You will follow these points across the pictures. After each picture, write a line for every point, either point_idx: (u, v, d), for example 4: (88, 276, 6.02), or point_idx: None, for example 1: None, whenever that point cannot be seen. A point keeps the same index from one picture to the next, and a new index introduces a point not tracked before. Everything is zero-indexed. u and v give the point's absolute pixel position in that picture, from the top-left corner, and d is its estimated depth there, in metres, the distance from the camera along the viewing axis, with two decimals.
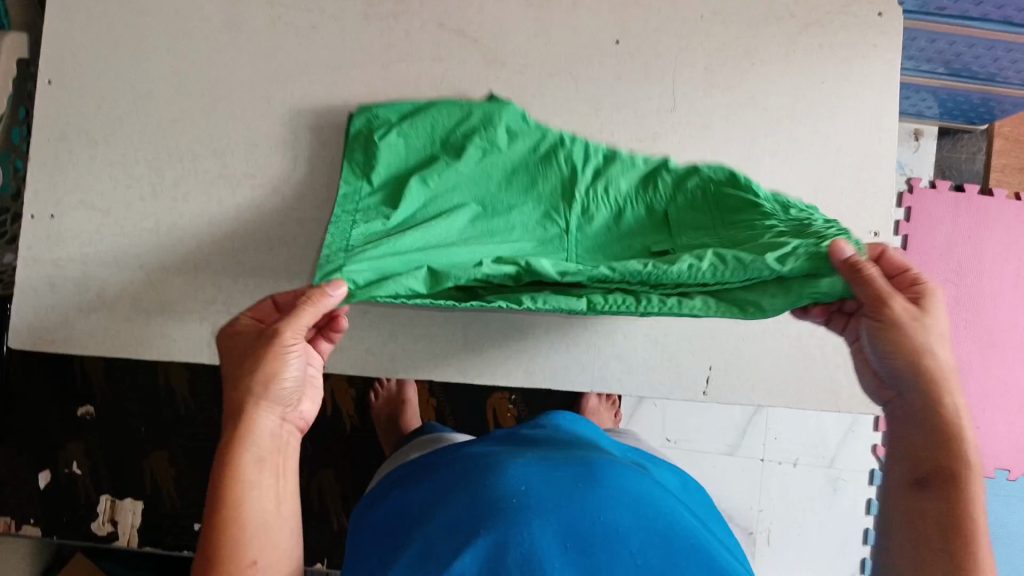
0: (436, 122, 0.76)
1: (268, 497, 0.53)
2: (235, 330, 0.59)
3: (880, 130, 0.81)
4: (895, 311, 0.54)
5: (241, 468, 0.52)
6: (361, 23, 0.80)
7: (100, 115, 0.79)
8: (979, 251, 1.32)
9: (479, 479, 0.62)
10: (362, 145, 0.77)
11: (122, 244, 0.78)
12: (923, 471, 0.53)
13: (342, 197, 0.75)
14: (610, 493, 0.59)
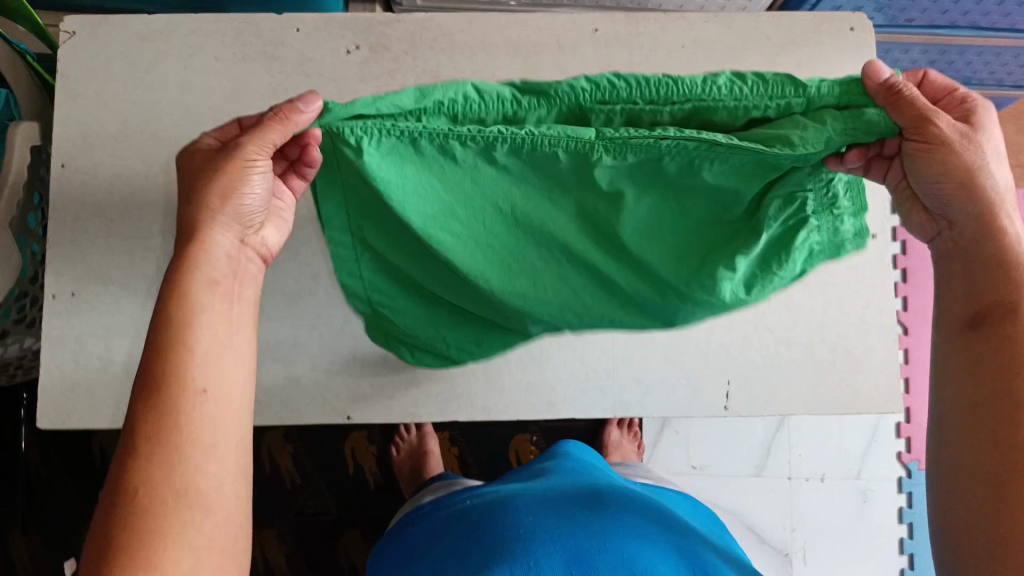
0: None
1: (224, 324, 0.51)
2: (194, 149, 0.56)
3: None
4: (942, 128, 0.49)
5: (194, 273, 0.51)
6: (359, 82, 0.83)
7: (114, 194, 0.81)
8: None
9: (500, 518, 0.76)
10: None
11: (144, 315, 0.80)
12: (980, 313, 0.52)
13: None
14: (609, 518, 0.75)
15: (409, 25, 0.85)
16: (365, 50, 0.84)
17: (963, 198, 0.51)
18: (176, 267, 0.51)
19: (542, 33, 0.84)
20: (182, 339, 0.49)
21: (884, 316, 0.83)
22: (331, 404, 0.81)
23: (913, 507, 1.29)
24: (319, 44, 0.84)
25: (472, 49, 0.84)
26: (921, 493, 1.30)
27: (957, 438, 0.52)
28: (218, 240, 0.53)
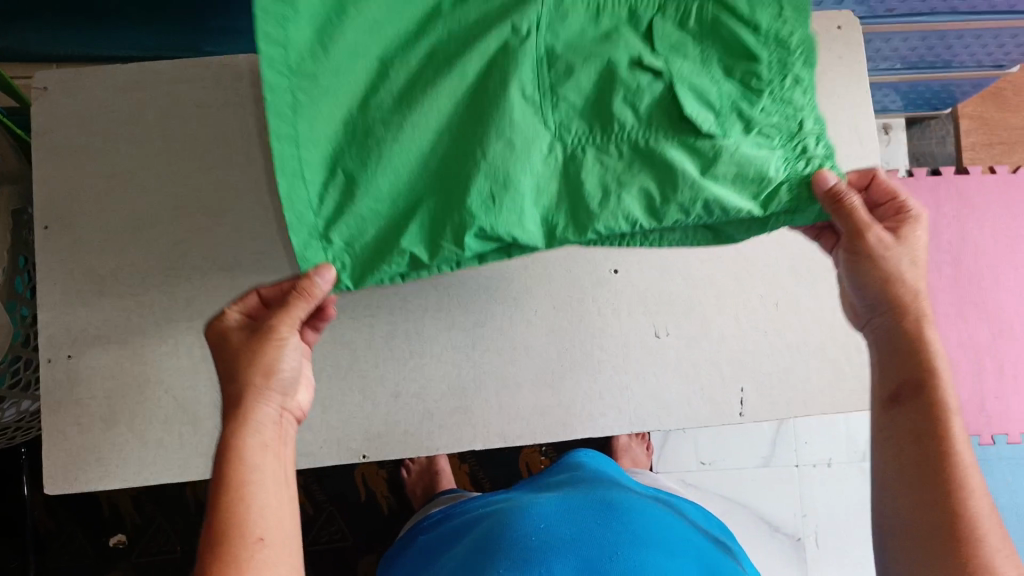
0: None
1: (280, 478, 0.52)
2: (222, 323, 0.58)
3: (862, 137, 0.83)
4: (870, 241, 0.58)
5: (246, 438, 0.52)
6: None
7: (104, 251, 0.79)
8: (966, 229, 1.34)
9: (510, 520, 0.71)
10: None
11: (145, 372, 0.78)
12: (901, 394, 0.56)
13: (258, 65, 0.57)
14: (624, 524, 0.70)
15: None
16: None
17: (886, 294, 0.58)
18: (232, 435, 0.52)
19: None
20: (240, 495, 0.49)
21: None
22: (345, 446, 0.79)
23: None
24: None
25: None
26: None
27: (894, 480, 0.54)
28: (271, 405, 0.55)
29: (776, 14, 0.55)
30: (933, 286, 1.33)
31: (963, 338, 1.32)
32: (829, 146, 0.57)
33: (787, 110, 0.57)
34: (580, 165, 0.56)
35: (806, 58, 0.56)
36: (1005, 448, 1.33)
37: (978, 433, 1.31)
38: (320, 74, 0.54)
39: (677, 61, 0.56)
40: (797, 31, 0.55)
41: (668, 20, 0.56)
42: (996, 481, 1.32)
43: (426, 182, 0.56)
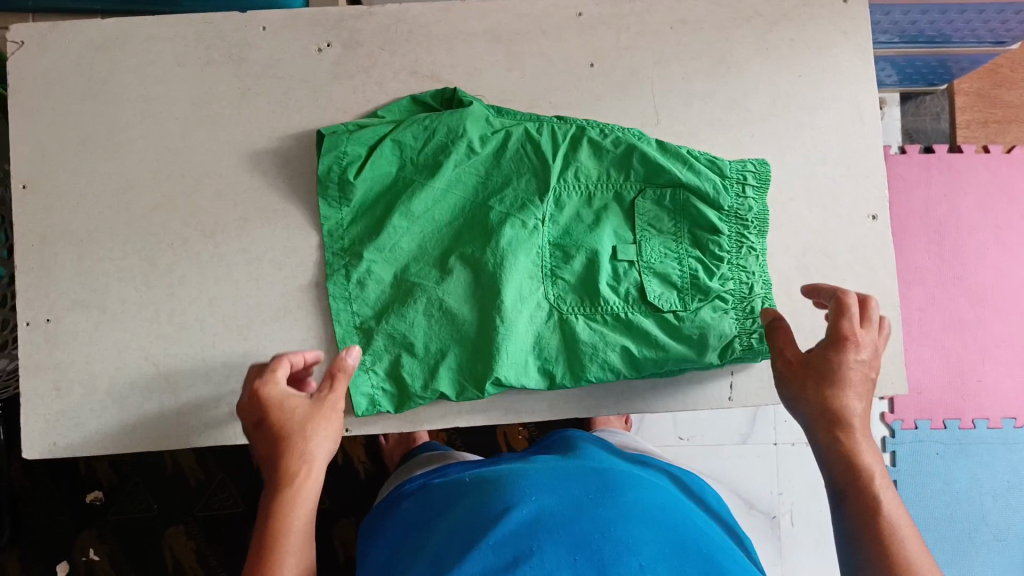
0: (403, 143, 0.76)
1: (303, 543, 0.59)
2: (275, 380, 0.63)
3: (862, 116, 0.82)
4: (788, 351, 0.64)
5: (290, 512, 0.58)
6: (335, 81, 0.79)
7: (82, 212, 0.77)
8: (957, 208, 1.34)
9: (502, 491, 0.69)
10: (339, 182, 0.76)
11: (124, 338, 0.76)
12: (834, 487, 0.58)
13: (326, 233, 0.77)
14: (618, 501, 0.67)
15: (381, 15, 0.80)
16: (339, 46, 0.80)
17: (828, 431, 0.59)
18: (279, 506, 0.58)
19: (523, 20, 0.81)
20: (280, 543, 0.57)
21: (888, 299, 0.81)
22: None
23: (897, 465, 1.32)
24: (286, 42, 0.79)
25: (449, 40, 0.80)
26: (907, 452, 1.33)
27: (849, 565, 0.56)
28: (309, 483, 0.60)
29: (739, 192, 0.76)
30: (920, 265, 1.33)
31: (948, 318, 1.32)
32: (772, 304, 0.76)
33: (743, 274, 0.76)
34: (574, 326, 0.76)
35: (760, 231, 0.76)
36: (986, 431, 1.33)
37: (958, 415, 1.32)
38: (400, 250, 0.76)
39: (649, 236, 0.77)
40: (752, 211, 0.75)
41: (647, 200, 0.77)
42: (974, 461, 1.33)
43: (464, 326, 0.75)
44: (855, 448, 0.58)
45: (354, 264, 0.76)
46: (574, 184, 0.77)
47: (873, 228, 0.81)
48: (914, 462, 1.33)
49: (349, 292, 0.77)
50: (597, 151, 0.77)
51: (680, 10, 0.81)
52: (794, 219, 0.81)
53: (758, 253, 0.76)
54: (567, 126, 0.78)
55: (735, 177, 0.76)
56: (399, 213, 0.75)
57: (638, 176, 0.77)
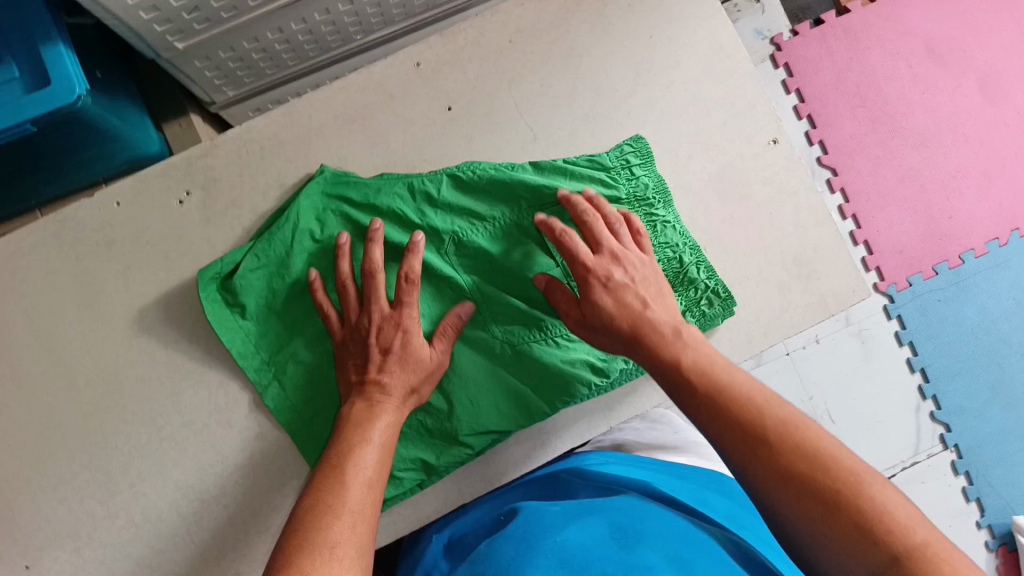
0: (278, 248, 0.74)
1: (377, 458, 0.63)
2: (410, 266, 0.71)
3: (727, 51, 0.80)
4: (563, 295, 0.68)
5: (368, 433, 0.64)
6: (207, 226, 0.77)
7: (20, 449, 0.75)
8: (865, 66, 1.33)
9: (529, 536, 0.60)
10: (234, 301, 0.74)
11: (109, 555, 0.74)
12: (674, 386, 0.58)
13: (238, 357, 0.74)
14: (640, 549, 0.55)
15: (227, 143, 0.78)
16: (198, 191, 0.77)
17: (652, 351, 0.61)
18: (367, 397, 0.67)
19: (365, 91, 0.78)
20: (364, 420, 0.65)
21: (821, 214, 0.79)
22: None
23: (907, 327, 1.27)
24: (145, 207, 0.77)
25: (305, 139, 0.78)
26: (911, 311, 1.27)
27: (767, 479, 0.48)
28: (387, 404, 0.67)
29: (629, 175, 0.75)
30: (854, 135, 1.31)
31: (898, 173, 1.31)
32: (707, 264, 0.74)
33: (669, 249, 0.74)
34: (532, 357, 0.73)
35: (663, 201, 0.75)
36: (978, 261, 1.30)
37: (944, 258, 1.29)
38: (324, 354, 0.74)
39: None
40: (648, 188, 0.74)
41: None
42: (977, 295, 1.29)
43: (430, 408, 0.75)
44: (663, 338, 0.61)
45: (282, 376, 0.74)
46: (472, 227, 0.75)
47: (776, 152, 0.79)
48: (921, 318, 1.27)
49: (288, 404, 0.74)
50: (481, 188, 0.75)
51: (513, 20, 0.79)
52: (705, 173, 0.79)
53: (672, 224, 0.74)
54: (437, 177, 0.75)
55: (619, 163, 0.75)
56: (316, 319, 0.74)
57: (530, 198, 0.74)
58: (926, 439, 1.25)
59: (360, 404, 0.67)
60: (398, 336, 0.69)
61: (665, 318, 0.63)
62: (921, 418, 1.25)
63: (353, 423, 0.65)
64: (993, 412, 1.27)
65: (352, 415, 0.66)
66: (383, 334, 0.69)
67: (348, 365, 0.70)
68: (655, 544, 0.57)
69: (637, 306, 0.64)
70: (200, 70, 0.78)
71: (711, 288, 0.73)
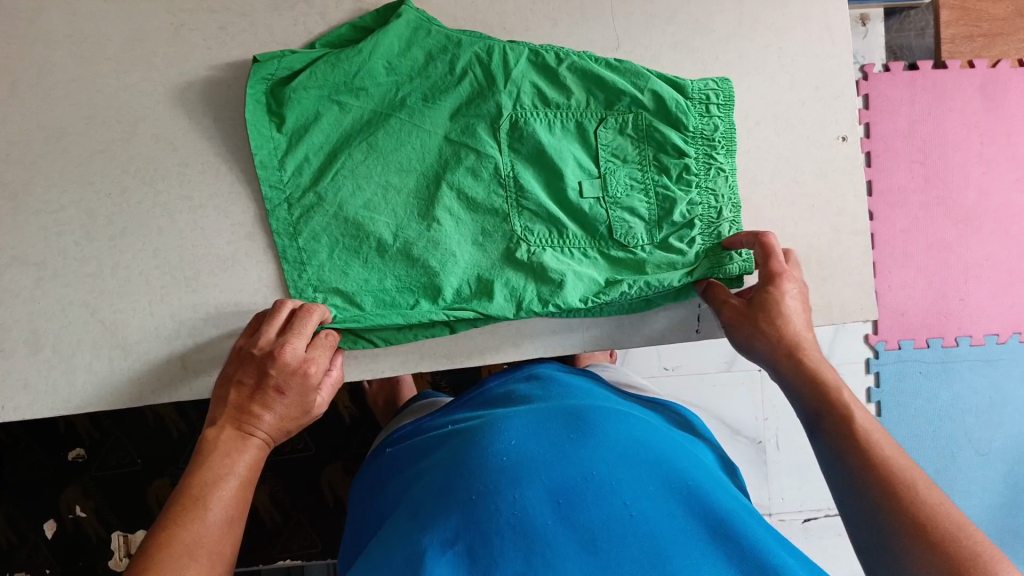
0: (336, 66, 0.72)
1: (237, 501, 0.54)
2: (307, 325, 0.62)
3: (833, 35, 0.77)
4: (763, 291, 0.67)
5: (233, 466, 0.55)
6: (272, 13, 0.75)
7: (12, 162, 0.72)
8: (941, 127, 1.26)
9: (481, 435, 0.63)
10: (275, 104, 0.72)
11: (67, 295, 0.72)
12: (817, 410, 0.60)
13: (259, 164, 0.72)
14: (598, 436, 0.61)
15: None
16: None
17: (805, 375, 0.62)
18: (233, 430, 0.57)
19: None
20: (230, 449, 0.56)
21: (859, 225, 0.78)
22: None
23: (881, 386, 1.28)
24: None
25: None
26: (889, 374, 1.28)
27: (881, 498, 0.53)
28: (255, 442, 0.58)
29: (704, 111, 0.72)
30: (903, 186, 1.26)
31: (931, 239, 1.27)
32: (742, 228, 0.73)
33: (712, 197, 0.73)
34: (541, 258, 0.72)
35: (727, 150, 0.73)
36: (970, 349, 1.29)
37: (941, 334, 1.28)
38: (345, 189, 0.72)
39: (614, 167, 0.73)
40: (718, 129, 0.72)
41: (609, 129, 0.73)
42: (955, 381, 1.29)
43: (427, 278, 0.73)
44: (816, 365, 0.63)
45: (297, 196, 0.72)
46: (532, 113, 0.73)
47: (843, 149, 0.77)
48: (897, 383, 1.28)
49: (294, 225, 0.73)
50: (549, 76, 0.73)
51: None
52: (766, 144, 0.77)
53: (727, 173, 0.73)
54: (519, 49, 0.73)
55: (699, 96, 0.73)
56: (350, 152, 0.72)
57: (599, 104, 0.73)
58: None
59: (226, 433, 0.57)
60: (292, 386, 0.59)
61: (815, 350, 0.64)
62: None
63: (211, 453, 0.56)
64: None
65: (216, 443, 0.56)
66: (288, 373, 0.59)
67: (230, 379, 0.60)
68: (599, 514, 0.54)
69: (797, 334, 0.65)
70: None
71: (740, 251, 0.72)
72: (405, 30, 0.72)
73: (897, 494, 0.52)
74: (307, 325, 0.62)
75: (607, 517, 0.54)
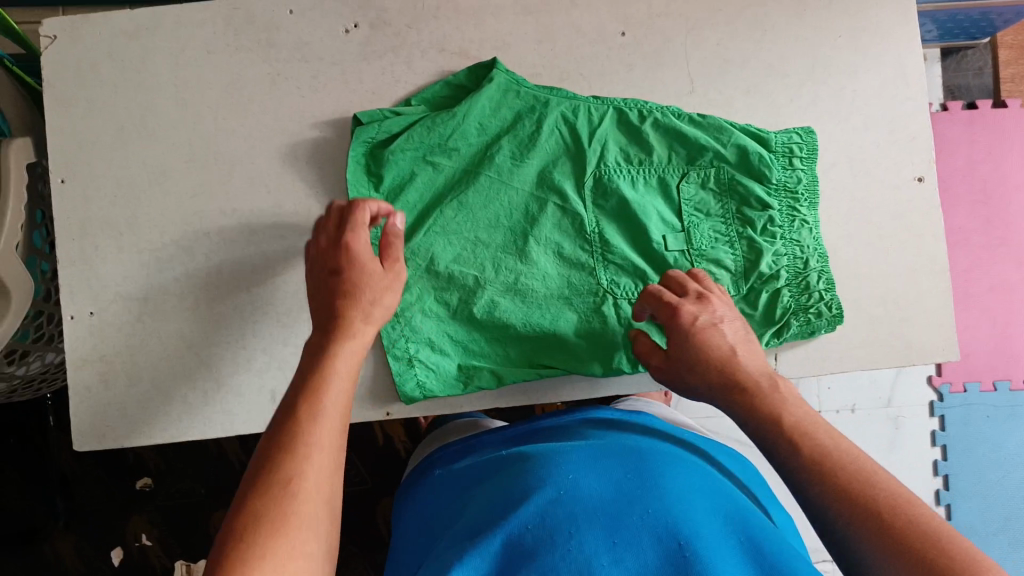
0: (432, 127, 0.76)
1: (343, 403, 0.56)
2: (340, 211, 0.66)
3: (906, 78, 0.79)
4: (688, 321, 0.66)
5: (332, 368, 0.57)
6: (363, 64, 0.79)
7: (119, 204, 0.77)
8: (1002, 167, 1.26)
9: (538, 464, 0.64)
10: (374, 163, 0.77)
11: (166, 329, 0.76)
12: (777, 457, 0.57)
13: None
14: (663, 481, 0.61)
15: None
16: (366, 26, 0.79)
17: (748, 413, 0.61)
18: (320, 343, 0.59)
19: None
20: (323, 385, 0.55)
21: (939, 265, 0.78)
22: (368, 400, 0.78)
23: (947, 429, 1.24)
24: (311, 26, 0.79)
25: (477, 16, 0.79)
26: (956, 416, 1.24)
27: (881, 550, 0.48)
28: (346, 336, 0.59)
29: (787, 164, 0.75)
30: (964, 227, 1.26)
31: (995, 281, 1.25)
32: (829, 277, 0.74)
33: (797, 248, 0.75)
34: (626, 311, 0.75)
35: (810, 202, 0.75)
36: None
37: (1009, 378, 1.24)
38: (435, 243, 0.76)
39: (698, 221, 0.75)
40: (801, 182, 0.75)
41: (692, 184, 0.76)
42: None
43: (513, 334, 0.75)
44: (758, 399, 0.61)
45: None
46: (615, 169, 0.76)
47: (919, 191, 0.78)
48: (963, 428, 1.24)
49: None
50: (633, 134, 0.76)
51: None
52: (840, 185, 0.78)
53: (810, 226, 0.75)
54: (603, 107, 0.76)
55: (783, 149, 0.75)
56: (442, 209, 0.76)
57: (681, 158, 0.76)
58: None
59: (320, 336, 0.60)
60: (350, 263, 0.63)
61: (756, 371, 0.63)
62: None
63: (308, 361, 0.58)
64: (1003, 542, 1.24)
65: (314, 347, 0.59)
66: (340, 251, 0.63)
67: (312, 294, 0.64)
68: (655, 555, 0.54)
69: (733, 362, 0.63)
70: None
71: (829, 302, 0.74)
72: (496, 93, 0.76)
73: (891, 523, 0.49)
74: (342, 207, 0.66)
75: (663, 555, 0.53)
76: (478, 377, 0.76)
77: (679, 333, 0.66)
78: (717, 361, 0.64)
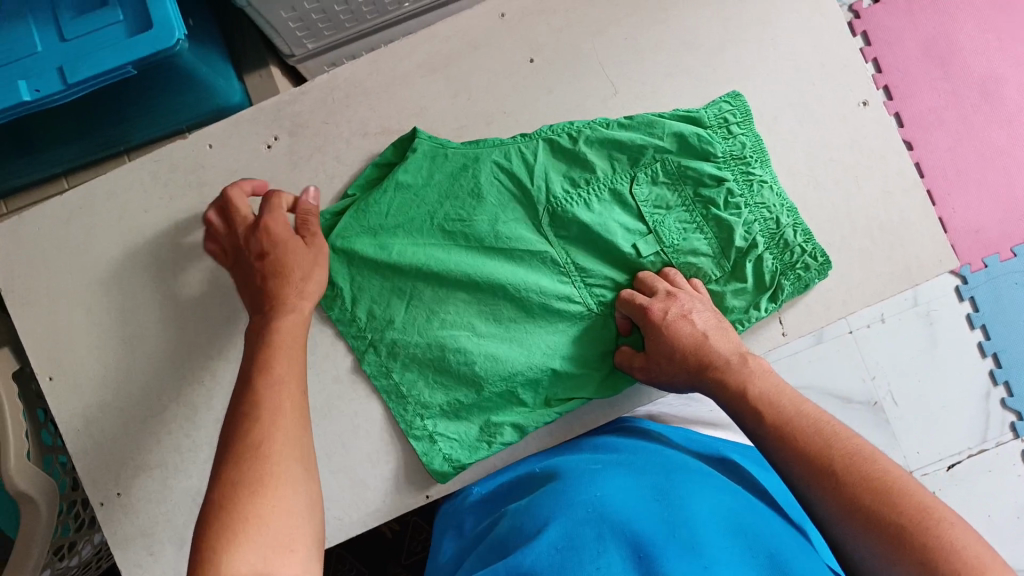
0: (375, 211, 0.76)
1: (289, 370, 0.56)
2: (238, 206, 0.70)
3: (819, 10, 0.78)
4: (659, 316, 0.68)
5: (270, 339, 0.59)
6: (294, 171, 0.79)
7: (112, 382, 0.77)
8: (952, 39, 1.23)
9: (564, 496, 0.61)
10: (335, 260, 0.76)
11: (194, 485, 0.76)
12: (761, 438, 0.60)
13: (336, 321, 0.77)
14: (694, 509, 0.56)
15: (314, 91, 0.79)
16: (286, 136, 0.79)
17: (719, 388, 0.65)
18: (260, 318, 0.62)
19: (452, 40, 0.79)
20: (269, 353, 0.57)
21: (910, 179, 0.76)
22: (405, 490, 0.77)
23: (981, 310, 1.19)
24: (235, 151, 0.79)
25: (388, 89, 0.79)
26: (985, 295, 1.20)
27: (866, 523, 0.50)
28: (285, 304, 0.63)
29: (726, 134, 0.74)
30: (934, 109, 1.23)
31: (984, 151, 1.21)
32: (805, 228, 0.73)
33: (764, 210, 0.73)
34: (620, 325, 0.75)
35: (761, 161, 0.74)
36: None
37: None
38: (416, 322, 0.75)
39: (661, 217, 0.75)
40: (746, 147, 0.74)
41: (644, 184, 0.75)
42: None
43: (519, 384, 0.74)
44: (727, 371, 0.66)
45: (377, 339, 0.76)
46: (564, 196, 0.74)
47: (868, 114, 0.77)
48: (998, 302, 1.19)
49: (385, 365, 0.76)
50: (571, 156, 0.75)
51: None
52: (790, 133, 0.77)
53: (769, 183, 0.74)
54: (533, 142, 0.75)
55: (717, 121, 0.75)
56: (411, 287, 0.76)
57: (624, 163, 0.75)
58: (994, 426, 1.19)
59: (259, 317, 0.63)
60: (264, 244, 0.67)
61: (727, 347, 0.67)
62: (989, 404, 1.19)
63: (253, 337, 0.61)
64: None
65: (257, 324, 0.62)
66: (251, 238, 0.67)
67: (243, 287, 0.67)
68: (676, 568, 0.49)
69: (705, 343, 0.67)
70: (285, 20, 0.76)
71: (812, 250, 0.73)
72: (424, 163, 0.76)
73: (879, 495, 0.50)
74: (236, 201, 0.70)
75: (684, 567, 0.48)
76: (502, 433, 0.76)
77: (655, 331, 0.69)
78: (692, 348, 0.67)
